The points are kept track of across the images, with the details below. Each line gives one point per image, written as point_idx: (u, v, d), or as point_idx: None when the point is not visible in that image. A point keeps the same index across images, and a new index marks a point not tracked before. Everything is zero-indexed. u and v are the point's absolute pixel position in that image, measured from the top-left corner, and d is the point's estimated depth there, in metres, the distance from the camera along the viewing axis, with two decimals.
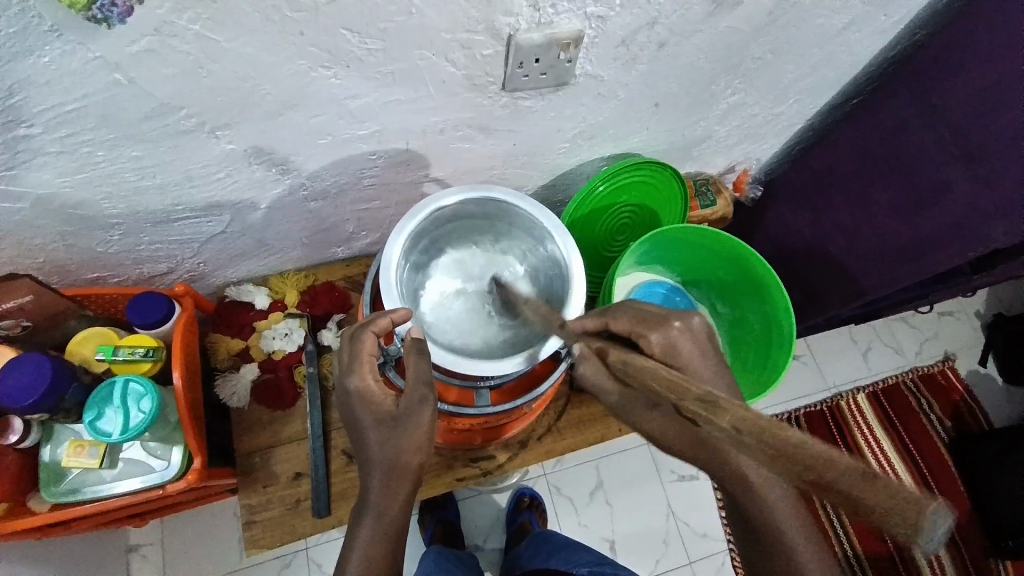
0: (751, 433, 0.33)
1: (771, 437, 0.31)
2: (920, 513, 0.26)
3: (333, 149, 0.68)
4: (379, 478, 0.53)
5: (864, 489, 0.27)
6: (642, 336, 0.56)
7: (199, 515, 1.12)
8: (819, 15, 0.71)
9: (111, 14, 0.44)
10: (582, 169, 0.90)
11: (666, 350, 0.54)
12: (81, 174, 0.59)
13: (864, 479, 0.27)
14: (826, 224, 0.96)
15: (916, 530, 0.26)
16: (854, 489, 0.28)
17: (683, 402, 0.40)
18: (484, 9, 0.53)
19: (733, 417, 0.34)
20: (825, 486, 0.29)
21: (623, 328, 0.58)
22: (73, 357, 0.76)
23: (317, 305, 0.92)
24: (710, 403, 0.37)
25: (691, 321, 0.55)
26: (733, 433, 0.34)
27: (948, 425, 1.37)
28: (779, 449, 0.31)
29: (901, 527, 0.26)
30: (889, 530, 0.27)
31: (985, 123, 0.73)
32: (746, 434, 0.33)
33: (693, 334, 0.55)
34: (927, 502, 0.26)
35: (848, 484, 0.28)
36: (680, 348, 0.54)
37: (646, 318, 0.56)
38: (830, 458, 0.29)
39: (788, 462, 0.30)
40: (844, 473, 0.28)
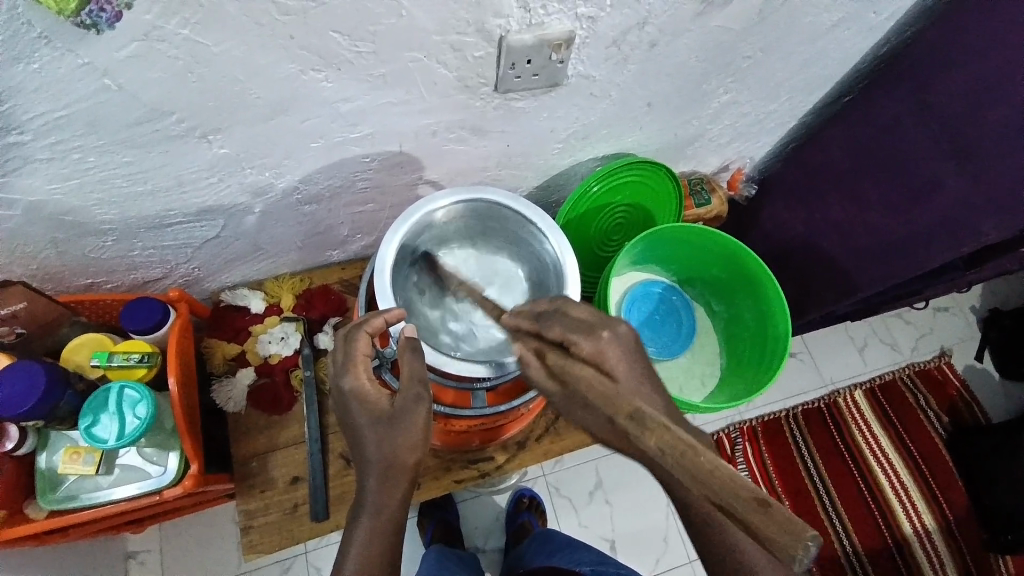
0: (672, 455, 0.38)
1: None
2: (801, 540, 0.33)
3: (325, 152, 0.68)
4: (375, 478, 0.52)
5: (756, 514, 0.34)
6: (573, 343, 0.50)
7: (197, 521, 1.12)
8: (808, 14, 0.72)
9: (99, 19, 0.44)
10: (575, 169, 0.91)
11: (594, 356, 0.49)
12: (72, 180, 0.59)
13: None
14: (820, 221, 0.96)
15: (792, 556, 0.33)
16: (748, 512, 0.34)
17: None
18: (473, 10, 0.53)
19: (658, 439, 0.39)
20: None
21: (555, 335, 0.52)
22: (66, 364, 0.76)
23: (313, 309, 0.91)
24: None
25: (618, 328, 0.51)
26: (659, 453, 0.39)
27: (945, 421, 1.37)
28: (697, 476, 0.36)
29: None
30: (781, 555, 0.33)
31: (981, 120, 0.72)
32: (669, 455, 0.38)
33: (620, 342, 0.50)
34: (806, 535, 0.33)
35: (749, 509, 0.34)
36: (608, 357, 0.49)
37: (578, 326, 0.51)
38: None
39: (702, 486, 0.36)
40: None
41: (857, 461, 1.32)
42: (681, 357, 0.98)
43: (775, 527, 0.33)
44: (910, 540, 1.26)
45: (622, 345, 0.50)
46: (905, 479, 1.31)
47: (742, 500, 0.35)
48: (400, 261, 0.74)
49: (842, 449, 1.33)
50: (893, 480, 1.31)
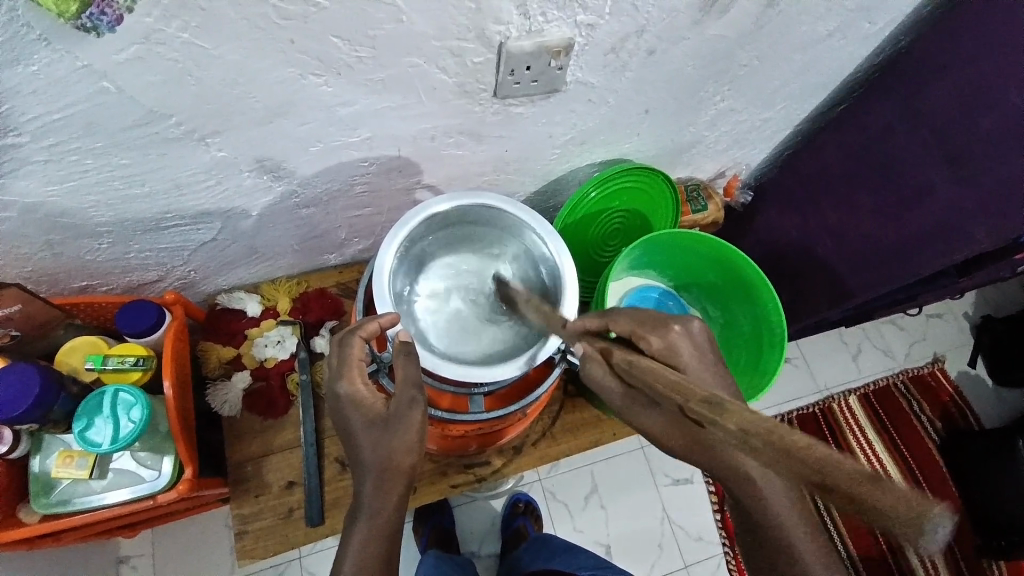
0: (756, 439, 0.31)
1: (777, 440, 0.30)
2: (923, 525, 0.25)
3: (323, 157, 0.68)
4: (371, 481, 0.52)
5: (863, 489, 0.26)
6: (643, 338, 0.55)
7: (190, 525, 1.11)
8: (803, 23, 0.72)
9: (99, 22, 0.44)
10: (573, 175, 0.91)
11: (664, 351, 0.53)
12: (68, 182, 0.59)
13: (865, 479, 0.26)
14: (815, 227, 0.96)
15: (915, 533, 0.25)
16: (852, 488, 0.26)
17: (688, 403, 0.39)
18: (473, 17, 0.53)
19: (737, 420, 0.33)
20: (831, 488, 0.28)
21: (626, 331, 0.57)
22: (61, 367, 0.76)
23: (309, 312, 0.91)
24: (713, 403, 0.37)
25: (690, 325, 0.55)
26: (739, 436, 0.33)
27: (938, 426, 1.38)
28: (788, 454, 0.29)
29: (907, 525, 0.25)
30: (900, 533, 0.25)
31: (969, 125, 0.74)
32: (754, 438, 0.32)
33: (691, 339, 0.54)
34: (933, 509, 0.25)
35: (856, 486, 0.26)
36: (678, 351, 0.53)
37: (646, 319, 0.56)
38: (835, 460, 0.28)
39: (795, 465, 0.29)
40: (850, 475, 0.27)
41: None
42: None
43: (893, 509, 0.25)
44: (903, 545, 1.26)
45: (693, 343, 0.54)
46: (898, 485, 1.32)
47: (844, 478, 0.27)
48: (398, 268, 0.73)
49: None
50: None
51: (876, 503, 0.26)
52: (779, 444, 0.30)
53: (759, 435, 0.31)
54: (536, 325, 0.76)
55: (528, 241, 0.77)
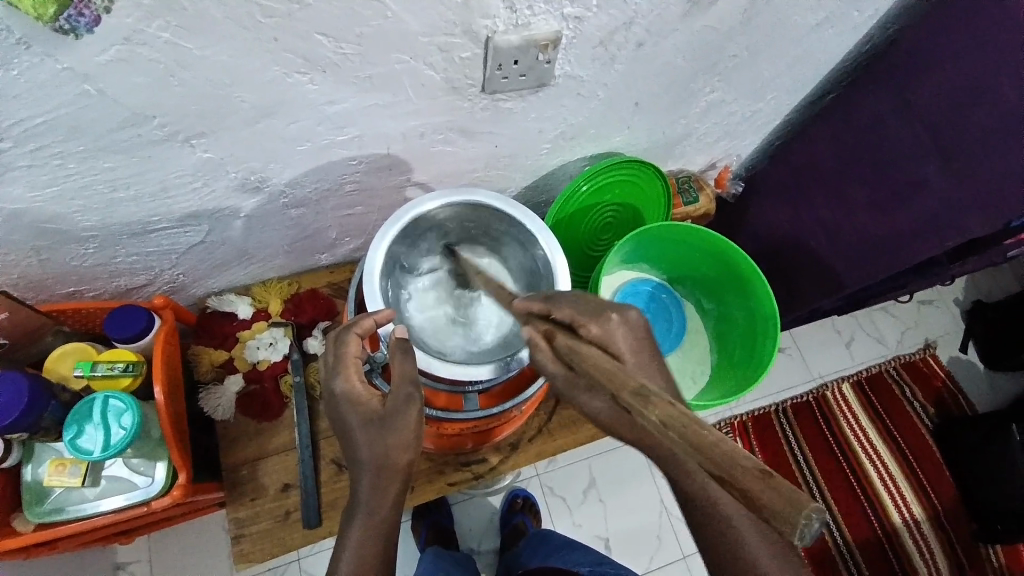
0: (673, 430, 0.35)
1: (691, 434, 0.34)
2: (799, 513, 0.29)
3: (312, 156, 0.67)
4: (367, 479, 0.52)
5: (754, 481, 0.30)
6: (581, 324, 0.50)
7: (187, 529, 1.11)
8: (792, 14, 0.72)
9: (78, 24, 0.43)
10: (564, 170, 0.90)
11: (601, 337, 0.48)
12: (52, 188, 0.58)
13: (758, 474, 0.30)
14: (807, 217, 0.97)
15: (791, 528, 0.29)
16: (747, 480, 0.31)
17: (619, 393, 0.39)
18: (460, 12, 0.53)
19: (661, 413, 0.36)
20: (729, 480, 0.31)
21: (565, 315, 0.51)
22: (51, 375, 0.74)
23: (302, 313, 0.90)
24: (640, 395, 0.38)
25: (629, 313, 0.50)
26: (659, 427, 0.36)
27: (931, 412, 1.39)
28: (696, 446, 0.33)
29: (785, 518, 0.29)
30: (777, 524, 0.30)
31: (963, 116, 0.73)
32: (671, 428, 0.35)
33: (628, 325, 0.49)
34: (809, 505, 0.29)
35: (749, 479, 0.31)
36: (616, 339, 0.48)
37: (587, 308, 0.51)
38: (738, 456, 0.31)
39: (702, 457, 0.33)
40: (746, 469, 0.31)
41: (846, 454, 1.33)
42: (672, 355, 0.99)
43: (775, 500, 0.29)
44: (899, 531, 1.27)
45: (630, 329, 0.49)
46: (893, 471, 1.32)
47: (741, 471, 0.31)
48: (389, 268, 0.73)
49: (831, 442, 1.34)
50: (880, 471, 1.32)
51: (765, 497, 0.30)
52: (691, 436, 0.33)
53: (676, 424, 0.35)
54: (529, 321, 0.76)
55: (520, 238, 0.76)
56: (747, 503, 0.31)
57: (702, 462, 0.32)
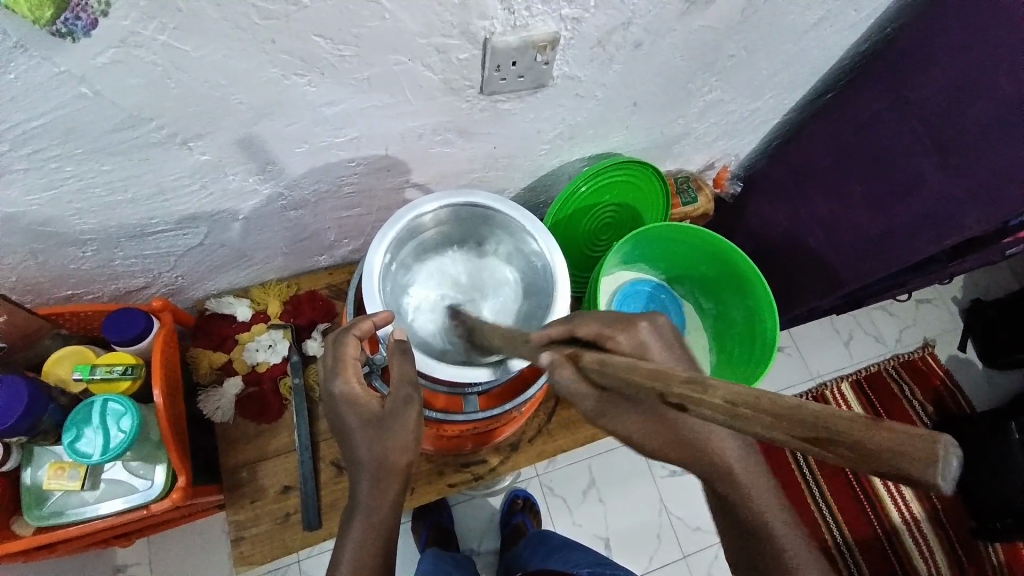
0: (745, 405, 0.30)
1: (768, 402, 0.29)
2: (932, 456, 0.24)
3: (310, 157, 0.67)
4: (367, 480, 0.52)
5: (863, 428, 0.26)
6: (609, 337, 0.47)
7: (186, 532, 1.10)
8: (789, 13, 0.72)
9: (75, 26, 0.43)
10: (562, 170, 0.90)
11: (636, 349, 0.46)
12: (50, 190, 0.58)
13: (866, 421, 0.26)
14: (806, 217, 0.97)
15: (928, 467, 0.24)
16: (855, 432, 0.26)
17: (669, 390, 0.34)
18: (458, 13, 0.53)
19: (725, 392, 0.31)
20: (827, 440, 0.27)
21: (588, 331, 0.49)
22: (49, 377, 0.74)
23: (301, 315, 0.90)
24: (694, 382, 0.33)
25: (658, 318, 0.47)
26: (726, 409, 0.31)
27: (930, 410, 1.39)
28: (776, 412, 0.28)
29: (917, 459, 0.24)
30: (907, 471, 0.25)
31: (959, 114, 0.73)
32: (742, 405, 0.30)
33: (662, 337, 0.47)
34: (940, 439, 0.25)
35: (853, 428, 0.26)
36: (650, 350, 0.46)
37: (612, 319, 0.48)
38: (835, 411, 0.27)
39: (787, 421, 0.28)
40: (847, 422, 0.27)
41: None
42: None
43: (901, 440, 0.25)
44: (899, 529, 1.28)
45: (661, 338, 0.46)
46: None
47: (841, 422, 0.27)
48: (389, 270, 0.73)
49: None
50: None
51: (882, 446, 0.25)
52: (769, 405, 0.29)
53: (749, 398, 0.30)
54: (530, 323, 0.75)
55: (520, 240, 0.76)
56: (857, 462, 0.27)
57: (794, 428, 0.28)
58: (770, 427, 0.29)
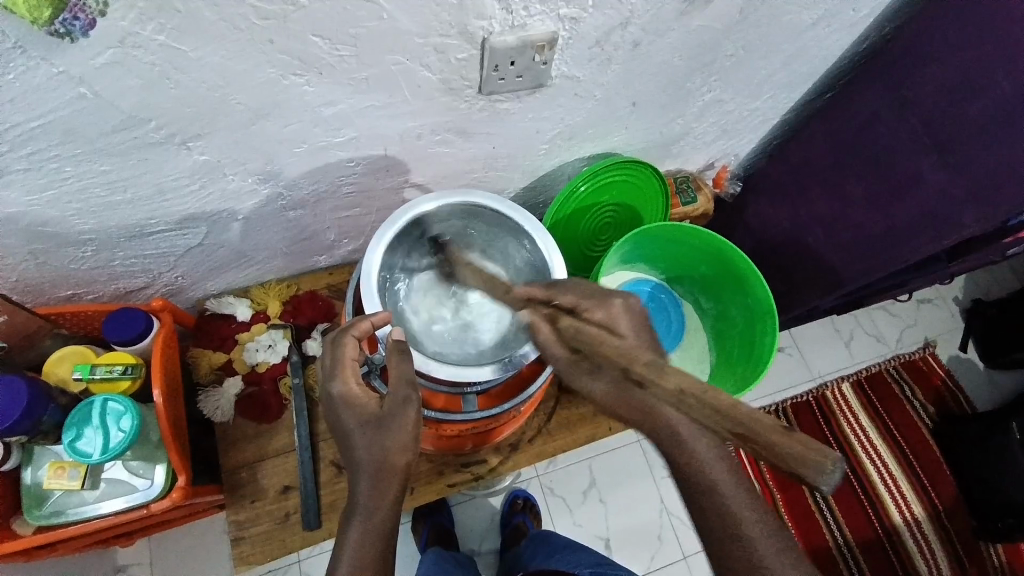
0: (691, 394, 0.40)
1: (715, 402, 0.38)
2: (822, 460, 0.35)
3: (309, 158, 0.67)
4: (366, 481, 0.52)
5: (780, 437, 0.35)
6: (586, 309, 0.54)
7: (187, 532, 1.11)
8: (787, 12, 0.72)
9: (73, 27, 0.43)
10: (562, 170, 0.90)
11: (607, 322, 0.52)
12: (49, 191, 0.58)
13: (780, 430, 0.36)
14: (805, 216, 0.97)
15: (816, 473, 0.35)
16: (774, 436, 0.35)
17: (631, 367, 0.45)
18: (456, 13, 0.53)
19: (678, 378, 0.41)
20: (752, 437, 0.37)
21: (569, 300, 0.56)
22: (49, 377, 0.74)
23: (301, 315, 0.91)
24: (653, 367, 0.44)
25: (630, 299, 0.53)
26: (678, 395, 0.41)
27: (931, 411, 1.38)
28: (719, 410, 0.38)
29: (814, 470, 0.35)
30: (799, 470, 0.36)
31: (958, 111, 0.73)
32: (689, 396, 0.40)
33: (629, 310, 0.53)
34: (832, 455, 0.35)
35: (774, 434, 0.35)
36: (619, 323, 0.51)
37: (589, 294, 0.55)
38: (757, 415, 0.36)
39: (725, 419, 0.37)
40: (770, 427, 0.36)
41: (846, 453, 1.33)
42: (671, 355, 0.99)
43: (801, 449, 0.35)
44: (900, 529, 1.28)
45: (633, 314, 0.52)
46: (893, 469, 1.33)
47: (765, 426, 0.36)
48: (387, 269, 0.73)
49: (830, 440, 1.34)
50: (880, 469, 1.32)
51: (789, 451, 0.35)
52: (717, 404, 0.38)
53: (695, 392, 0.39)
54: None
55: (518, 239, 0.76)
56: (767, 455, 0.37)
57: (730, 425, 0.37)
58: (710, 416, 0.39)
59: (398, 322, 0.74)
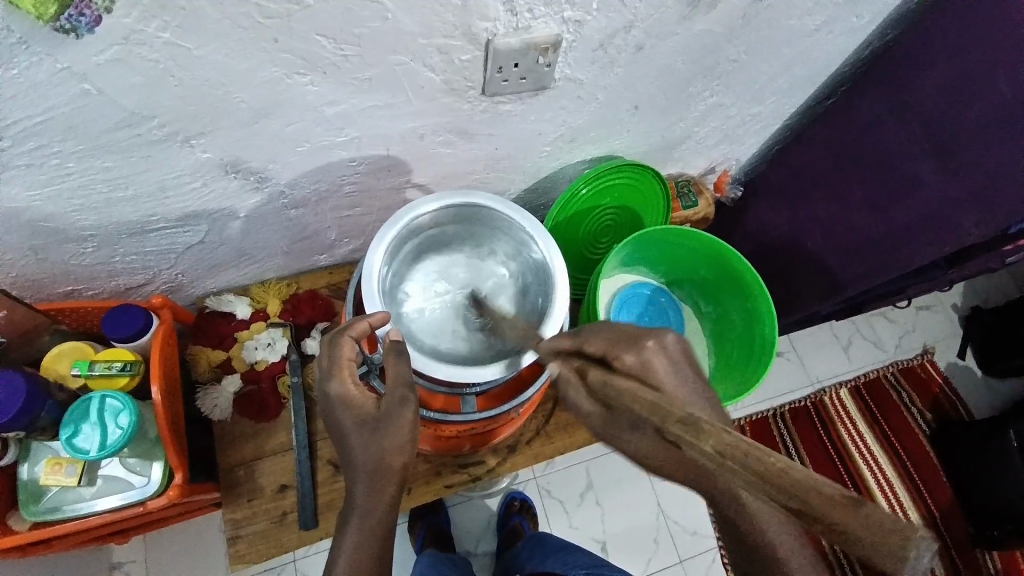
0: (729, 459, 0.32)
1: (756, 462, 0.31)
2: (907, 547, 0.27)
3: (310, 157, 0.67)
4: (363, 483, 0.51)
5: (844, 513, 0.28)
6: (616, 356, 0.46)
7: (183, 530, 1.10)
8: (790, 18, 0.72)
9: (78, 23, 0.43)
10: (563, 172, 0.90)
11: (640, 369, 0.44)
12: (50, 187, 0.58)
13: (846, 503, 0.28)
14: (805, 222, 0.97)
15: (902, 562, 0.27)
16: (836, 514, 0.28)
17: (664, 425, 0.36)
18: (459, 14, 0.53)
19: (716, 441, 0.33)
20: (806, 511, 0.29)
21: (598, 345, 0.49)
22: (48, 373, 0.74)
23: (300, 314, 0.90)
24: (688, 425, 0.35)
25: (666, 337, 0.46)
26: (714, 458, 0.33)
27: (929, 417, 1.39)
28: (764, 478, 0.30)
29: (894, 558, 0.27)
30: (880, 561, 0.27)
31: (958, 116, 0.73)
32: (731, 459, 0.32)
33: (667, 353, 0.45)
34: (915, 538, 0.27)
35: (839, 512, 0.28)
36: (655, 370, 0.44)
37: (619, 336, 0.48)
38: (814, 481, 0.29)
39: (778, 488, 0.30)
40: (827, 503, 0.28)
41: (843, 458, 1.33)
42: None
43: (881, 530, 0.27)
44: None
45: (672, 355, 0.45)
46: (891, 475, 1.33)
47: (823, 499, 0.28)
48: (387, 270, 0.73)
49: (828, 446, 1.34)
50: (877, 475, 1.32)
51: (858, 534, 0.27)
52: (761, 469, 0.31)
53: (740, 456, 0.32)
54: (529, 324, 0.76)
55: (520, 241, 0.76)
56: (837, 540, 0.28)
57: (781, 497, 0.30)
58: (754, 485, 0.31)
59: (397, 322, 0.74)
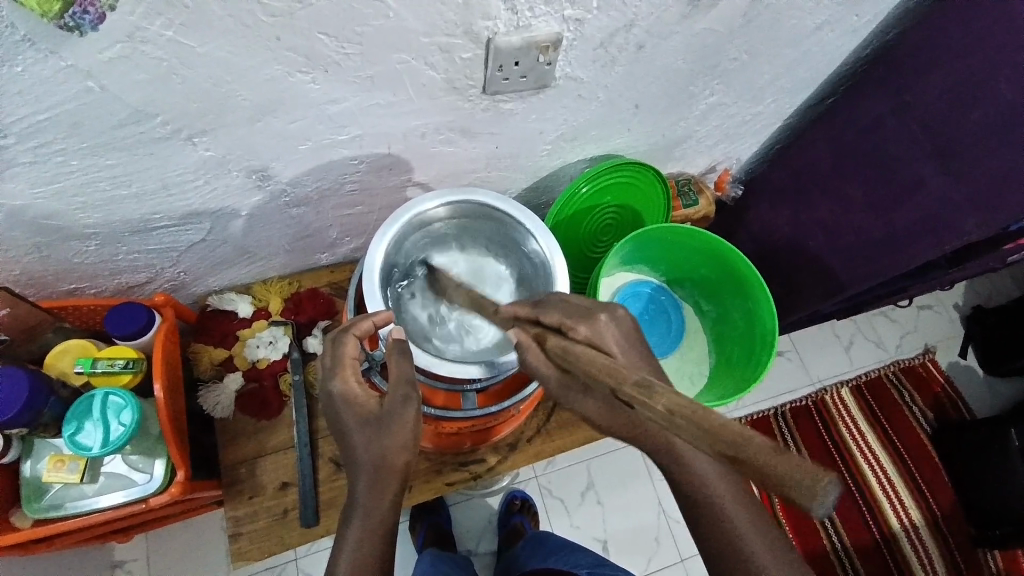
0: (678, 414, 0.31)
1: (701, 417, 0.29)
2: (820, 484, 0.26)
3: (312, 156, 0.67)
4: (366, 481, 0.52)
5: (772, 458, 0.26)
6: (570, 328, 0.48)
7: (184, 529, 1.11)
8: (791, 17, 0.72)
9: (82, 21, 0.43)
10: (565, 171, 0.91)
11: (593, 337, 0.47)
12: (55, 184, 0.58)
13: (771, 450, 0.27)
14: (806, 221, 0.97)
15: (813, 499, 0.26)
16: (762, 456, 0.27)
17: (618, 386, 0.36)
18: (461, 12, 0.53)
19: (667, 400, 0.32)
20: (737, 458, 0.28)
21: (553, 318, 0.50)
22: (50, 370, 0.75)
23: (302, 312, 0.91)
24: (642, 386, 0.34)
25: (616, 311, 0.49)
26: (665, 416, 0.32)
27: (929, 416, 1.39)
28: (709, 431, 0.29)
29: (807, 491, 0.26)
30: (792, 497, 0.26)
31: (959, 119, 0.74)
32: (677, 415, 0.31)
33: (617, 324, 0.48)
34: (825, 477, 0.26)
35: (759, 453, 0.27)
36: (608, 339, 0.47)
37: (573, 311, 0.49)
38: (746, 434, 0.28)
39: (715, 441, 0.29)
40: (758, 449, 0.27)
41: (845, 458, 1.33)
42: (669, 357, 1.00)
43: (797, 467, 0.26)
44: (898, 535, 1.28)
45: (622, 331, 0.48)
46: (892, 476, 1.32)
47: (753, 443, 0.27)
48: (389, 266, 0.73)
49: (829, 446, 1.34)
50: (879, 475, 1.32)
51: (774, 471, 0.26)
52: (702, 417, 0.29)
53: (685, 408, 0.30)
54: None
55: (522, 240, 0.77)
56: (761, 483, 0.27)
57: (716, 445, 0.29)
58: (698, 439, 0.30)
59: (398, 317, 0.75)
